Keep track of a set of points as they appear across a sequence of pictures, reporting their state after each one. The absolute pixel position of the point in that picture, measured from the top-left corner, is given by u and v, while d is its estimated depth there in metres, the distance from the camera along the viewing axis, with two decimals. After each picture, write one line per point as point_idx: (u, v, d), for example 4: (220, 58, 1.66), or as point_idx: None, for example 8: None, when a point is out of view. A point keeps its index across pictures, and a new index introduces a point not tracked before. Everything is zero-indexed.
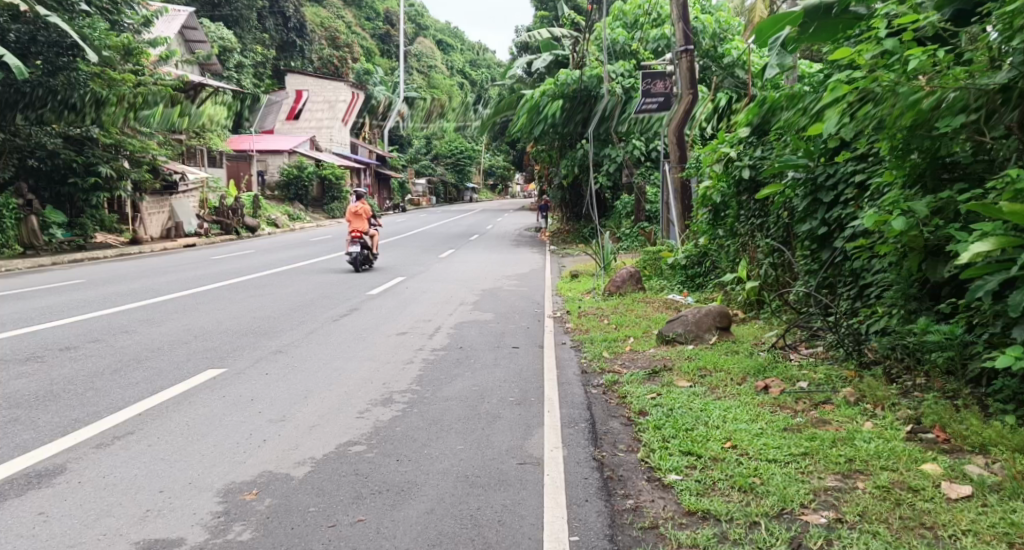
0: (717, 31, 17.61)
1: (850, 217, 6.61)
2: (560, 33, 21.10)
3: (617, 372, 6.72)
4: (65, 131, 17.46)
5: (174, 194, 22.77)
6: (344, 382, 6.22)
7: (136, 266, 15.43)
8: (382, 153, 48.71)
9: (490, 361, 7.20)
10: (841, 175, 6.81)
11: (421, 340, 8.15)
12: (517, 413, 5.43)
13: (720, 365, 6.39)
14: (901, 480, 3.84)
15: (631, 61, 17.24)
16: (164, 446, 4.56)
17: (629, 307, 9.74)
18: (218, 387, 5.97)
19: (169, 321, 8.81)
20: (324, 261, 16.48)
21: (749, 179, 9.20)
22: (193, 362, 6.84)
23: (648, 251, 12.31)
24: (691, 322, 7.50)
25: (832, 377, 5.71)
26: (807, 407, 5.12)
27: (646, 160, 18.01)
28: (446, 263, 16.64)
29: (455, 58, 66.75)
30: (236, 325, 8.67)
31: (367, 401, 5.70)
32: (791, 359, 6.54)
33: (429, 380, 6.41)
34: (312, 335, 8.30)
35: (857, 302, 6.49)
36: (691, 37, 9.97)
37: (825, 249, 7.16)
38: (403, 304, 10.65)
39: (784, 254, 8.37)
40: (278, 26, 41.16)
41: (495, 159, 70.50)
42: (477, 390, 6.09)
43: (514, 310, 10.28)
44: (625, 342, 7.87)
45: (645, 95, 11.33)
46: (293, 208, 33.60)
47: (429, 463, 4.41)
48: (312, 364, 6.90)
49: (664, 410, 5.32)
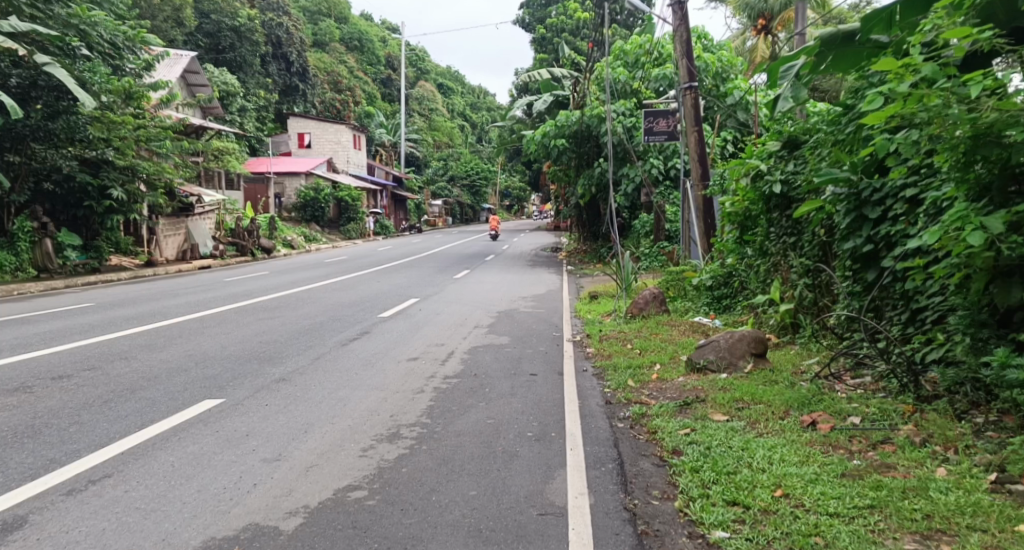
0: (719, 71, 17.62)
1: (901, 234, 6.10)
2: (560, 74, 23.02)
3: (645, 403, 6.18)
4: (81, 154, 17.05)
5: (190, 216, 22.40)
6: (347, 415, 5.71)
7: (148, 289, 15.07)
8: (398, 174, 48.52)
9: (506, 390, 6.65)
10: (890, 190, 6.27)
11: (434, 367, 7.61)
12: (536, 451, 4.90)
13: (759, 397, 5.83)
14: (995, 544, 3.29)
15: (633, 101, 18.10)
16: (141, 493, 4.07)
17: (653, 330, 9.19)
18: (213, 420, 5.47)
19: (171, 346, 8.36)
20: (338, 282, 16.06)
21: (779, 196, 8.69)
22: (189, 392, 6.34)
23: (671, 272, 11.75)
24: (724, 348, 6.92)
25: (887, 412, 5.19)
26: (864, 448, 4.62)
27: (664, 179, 17.59)
28: (461, 283, 16.17)
29: (455, 101, 69.31)
30: (240, 351, 8.19)
31: (372, 436, 5.19)
32: (835, 391, 6.01)
33: (440, 412, 5.88)
34: (319, 361, 7.81)
35: (909, 328, 6.02)
36: (694, 73, 10.88)
37: (870, 268, 6.59)
38: (415, 327, 10.15)
39: (820, 274, 7.86)
40: (283, 69, 40.57)
41: (511, 180, 70.12)
42: (492, 424, 5.54)
43: (531, 333, 9.76)
44: (651, 369, 7.32)
45: (648, 132, 12.63)
46: (309, 230, 33.26)
47: (437, 514, 3.88)
48: (316, 394, 6.40)
49: (700, 450, 4.78)
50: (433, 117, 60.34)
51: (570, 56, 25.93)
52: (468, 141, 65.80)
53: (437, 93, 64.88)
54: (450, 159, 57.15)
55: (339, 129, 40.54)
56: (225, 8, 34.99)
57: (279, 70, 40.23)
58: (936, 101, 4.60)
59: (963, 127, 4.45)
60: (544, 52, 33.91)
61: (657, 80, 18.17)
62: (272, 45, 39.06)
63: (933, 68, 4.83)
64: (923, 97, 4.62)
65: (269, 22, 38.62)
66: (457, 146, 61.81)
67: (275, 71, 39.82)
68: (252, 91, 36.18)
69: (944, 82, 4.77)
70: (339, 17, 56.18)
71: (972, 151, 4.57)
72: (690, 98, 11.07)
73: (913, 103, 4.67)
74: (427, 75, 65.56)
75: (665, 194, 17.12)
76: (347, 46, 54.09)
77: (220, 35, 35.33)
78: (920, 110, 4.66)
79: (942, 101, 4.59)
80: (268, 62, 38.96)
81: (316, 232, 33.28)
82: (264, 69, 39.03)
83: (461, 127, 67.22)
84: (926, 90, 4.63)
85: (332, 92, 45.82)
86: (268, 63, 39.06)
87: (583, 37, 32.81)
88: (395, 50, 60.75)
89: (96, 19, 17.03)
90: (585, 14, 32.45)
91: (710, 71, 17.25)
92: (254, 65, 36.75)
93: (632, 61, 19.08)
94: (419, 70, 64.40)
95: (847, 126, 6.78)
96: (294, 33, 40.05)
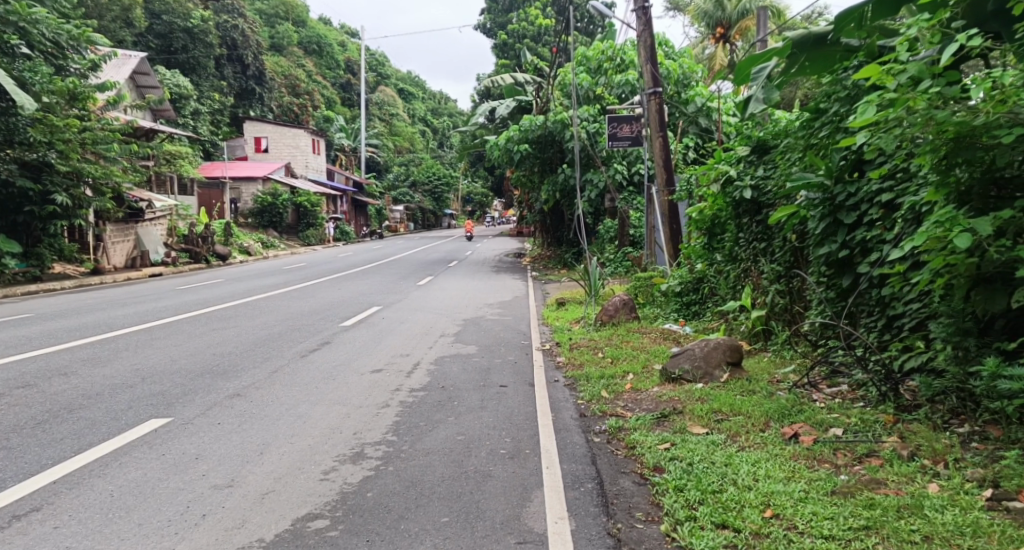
0: (680, 78, 17.60)
1: (877, 239, 5.97)
2: (522, 79, 22.88)
3: (621, 416, 5.95)
4: (20, 157, 16.34)
5: (139, 222, 21.67)
6: (307, 433, 5.40)
7: (95, 298, 14.41)
8: (358, 179, 47.86)
9: (476, 403, 6.38)
10: (865, 194, 6.13)
11: (399, 379, 7.31)
12: (511, 470, 4.66)
13: (738, 409, 5.65)
14: None
15: (596, 107, 17.98)
16: (75, 530, 3.76)
17: (624, 338, 8.98)
18: (159, 442, 5.12)
19: (116, 360, 7.90)
20: (296, 290, 15.59)
21: (749, 201, 8.57)
22: (135, 410, 5.95)
23: (638, 278, 11.58)
24: (699, 357, 6.75)
25: (869, 422, 5.04)
26: (850, 461, 4.47)
27: (628, 185, 17.48)
28: (423, 290, 15.86)
29: (416, 107, 68.83)
30: (191, 364, 7.79)
31: (334, 457, 4.88)
32: (814, 400, 5.85)
33: (406, 429, 5.60)
34: (277, 374, 7.44)
35: (886, 335, 5.90)
36: (658, 79, 10.74)
37: (845, 275, 6.44)
38: (377, 336, 9.81)
39: (791, 281, 7.72)
40: (238, 72, 39.71)
41: (473, 186, 69.81)
42: (462, 441, 5.28)
43: (498, 342, 9.51)
44: (624, 380, 7.10)
45: (613, 138, 12.48)
46: (267, 236, 32.49)
47: (406, 546, 3.66)
48: (272, 410, 6.06)
49: (682, 466, 4.58)
50: (393, 122, 59.78)
51: (532, 61, 25.77)
52: (429, 146, 65.32)
53: (397, 98, 64.32)
54: (411, 165, 56.57)
55: (298, 134, 39.84)
56: (178, 8, 34.10)
57: (234, 74, 39.34)
58: (921, 104, 4.46)
59: (946, 130, 4.30)
60: (506, 58, 33.73)
61: (619, 86, 18.05)
62: (227, 47, 38.18)
63: (913, 71, 4.68)
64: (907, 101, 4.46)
65: (224, 24, 37.74)
66: (417, 151, 61.29)
67: (231, 74, 38.89)
68: (206, 94, 35.32)
69: (927, 85, 4.62)
70: (297, 20, 55.23)
71: (954, 154, 4.43)
72: (654, 103, 10.95)
73: (897, 105, 4.51)
74: (387, 80, 65.01)
75: (628, 200, 17.03)
76: (305, 50, 53.21)
77: (172, 37, 34.45)
78: (905, 114, 4.50)
79: (926, 104, 4.44)
80: (223, 65, 38.03)
81: (274, 239, 32.52)
82: (218, 72, 38.13)
83: (422, 132, 66.75)
84: (910, 93, 4.48)
85: (290, 96, 45.06)
86: (223, 66, 38.12)
87: (544, 43, 32.75)
88: (354, 54, 60.02)
89: (37, 17, 16.41)
90: (546, 21, 32.43)
91: (673, 77, 17.23)
92: (208, 68, 35.91)
93: (594, 67, 18.98)
94: (379, 74, 63.71)
95: (819, 130, 6.66)
96: (250, 36, 39.23)
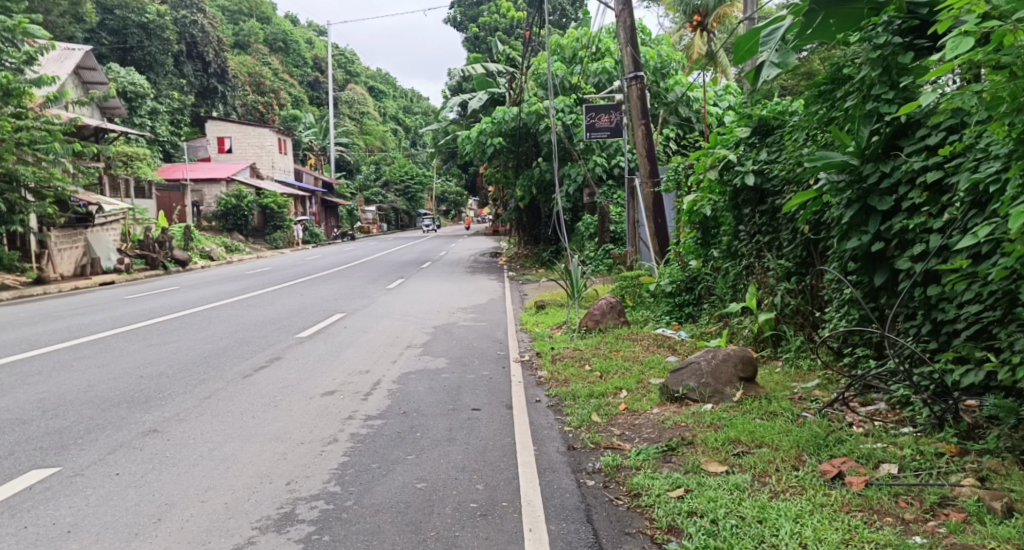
0: (658, 66, 16.54)
1: (924, 228, 4.95)
2: (494, 70, 21.81)
3: (618, 448, 4.89)
4: None
5: (89, 227, 20.27)
6: (226, 484, 4.28)
7: (29, 311, 12.98)
8: (328, 180, 46.40)
9: (444, 435, 5.28)
10: (904, 174, 5.12)
11: (354, 404, 6.19)
12: (484, 538, 3.63)
13: (760, 438, 4.61)
14: None
15: (573, 96, 16.86)
16: None
17: (613, 347, 7.90)
18: (27, 505, 3.97)
19: (19, 390, 6.62)
20: (256, 297, 14.32)
21: (751, 189, 7.51)
22: (16, 457, 4.78)
23: (625, 278, 10.45)
24: (706, 373, 5.69)
25: (930, 458, 4.08)
26: (921, 515, 3.56)
27: (608, 178, 16.48)
28: (393, 294, 14.74)
29: (387, 105, 67.40)
30: (110, 391, 6.58)
31: (253, 523, 3.78)
32: (849, 423, 4.85)
33: (356, 473, 4.50)
34: (209, 402, 6.26)
35: (934, 342, 4.92)
36: (640, 63, 9.69)
37: (877, 272, 5.42)
38: (335, 350, 8.66)
39: (805, 279, 6.72)
40: (198, 69, 38.04)
41: (448, 184, 68.57)
42: (421, 491, 4.19)
43: (472, 353, 8.41)
44: (616, 399, 6.03)
45: (591, 130, 11.39)
46: (232, 239, 31.02)
47: None
48: (190, 450, 4.92)
49: (706, 526, 3.59)
50: (364, 121, 58.35)
51: (504, 52, 24.60)
52: (402, 145, 64.08)
53: (368, 96, 62.91)
54: (383, 163, 55.19)
55: (263, 133, 38.34)
56: (132, 3, 32.50)
57: (195, 72, 37.66)
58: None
59: None
60: (477, 53, 32.58)
61: (596, 74, 16.93)
62: (186, 44, 36.55)
63: None
64: (1010, 35, 3.31)
65: (183, 20, 36.08)
66: (389, 150, 59.98)
67: (191, 72, 37.23)
68: (165, 93, 33.77)
69: None
70: (262, 18, 53.34)
71: None
72: (636, 89, 9.89)
73: (994, 46, 3.38)
74: (357, 78, 63.52)
75: (609, 193, 15.98)
76: (272, 48, 51.46)
77: (126, 33, 32.86)
78: (1001, 55, 3.40)
79: None
80: (183, 63, 36.39)
81: (239, 242, 31.06)
82: (178, 70, 36.45)
83: (393, 130, 65.41)
84: (1011, 25, 3.35)
85: (255, 94, 43.48)
86: (183, 63, 36.49)
87: (516, 36, 31.64)
88: (322, 52, 58.45)
89: None
90: (518, 13, 31.32)
91: (650, 65, 16.20)
92: (167, 65, 34.31)
93: (568, 56, 17.85)
94: (347, 73, 62.18)
95: (845, 101, 5.62)
96: (211, 32, 37.57)
